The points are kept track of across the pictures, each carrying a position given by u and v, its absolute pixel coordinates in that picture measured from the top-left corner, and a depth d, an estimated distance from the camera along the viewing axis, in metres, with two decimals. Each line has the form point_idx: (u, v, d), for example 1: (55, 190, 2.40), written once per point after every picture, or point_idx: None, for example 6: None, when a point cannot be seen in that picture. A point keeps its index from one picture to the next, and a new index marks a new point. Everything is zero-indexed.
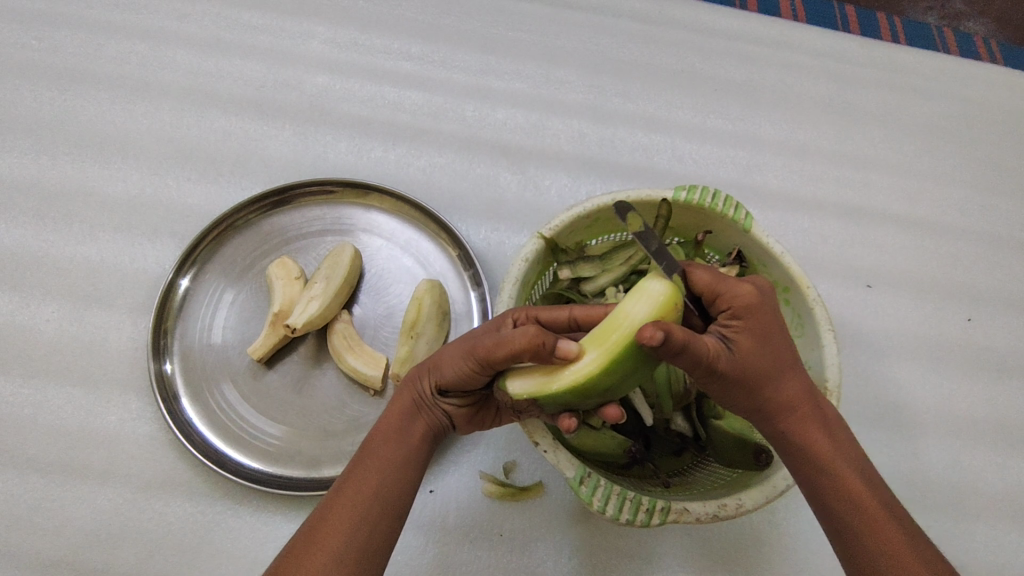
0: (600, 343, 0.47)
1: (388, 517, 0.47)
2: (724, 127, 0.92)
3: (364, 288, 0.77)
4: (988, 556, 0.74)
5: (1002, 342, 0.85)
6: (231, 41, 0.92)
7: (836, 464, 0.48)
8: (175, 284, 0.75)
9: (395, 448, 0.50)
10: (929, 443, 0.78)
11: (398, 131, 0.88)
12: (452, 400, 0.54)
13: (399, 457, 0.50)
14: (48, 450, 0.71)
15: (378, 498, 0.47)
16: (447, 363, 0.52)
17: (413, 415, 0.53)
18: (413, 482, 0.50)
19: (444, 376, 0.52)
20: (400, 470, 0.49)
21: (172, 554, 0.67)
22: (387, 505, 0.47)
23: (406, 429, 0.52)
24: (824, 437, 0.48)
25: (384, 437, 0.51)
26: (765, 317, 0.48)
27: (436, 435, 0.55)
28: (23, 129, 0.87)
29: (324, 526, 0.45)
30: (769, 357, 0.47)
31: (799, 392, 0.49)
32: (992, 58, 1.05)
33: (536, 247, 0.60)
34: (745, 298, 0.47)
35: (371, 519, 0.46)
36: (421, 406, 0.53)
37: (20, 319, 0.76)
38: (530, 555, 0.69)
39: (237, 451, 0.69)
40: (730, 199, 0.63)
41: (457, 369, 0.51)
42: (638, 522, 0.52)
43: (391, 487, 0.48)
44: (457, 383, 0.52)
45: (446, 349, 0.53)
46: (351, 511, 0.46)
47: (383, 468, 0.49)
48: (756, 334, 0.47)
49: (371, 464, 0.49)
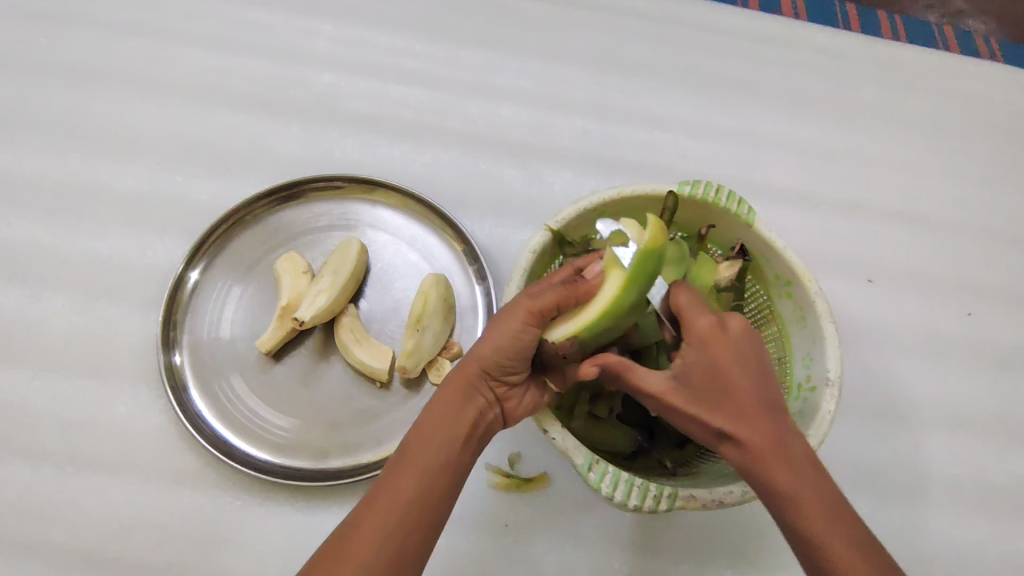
0: (612, 271, 0.53)
1: (424, 528, 0.48)
2: (726, 124, 0.93)
3: (371, 282, 0.78)
4: (984, 548, 0.75)
5: (999, 336, 0.86)
6: (238, 38, 0.93)
7: (801, 504, 0.47)
8: (184, 277, 0.76)
9: (437, 445, 0.50)
10: (927, 436, 0.79)
11: (404, 128, 0.89)
12: (501, 384, 0.54)
13: (443, 455, 0.50)
14: (58, 442, 0.72)
15: (412, 510, 0.48)
16: (497, 339, 0.52)
17: (463, 403, 0.53)
18: (451, 489, 0.50)
19: (500, 350, 0.52)
20: (437, 475, 0.49)
21: (183, 544, 0.68)
22: (423, 515, 0.48)
23: (452, 422, 0.52)
24: (792, 479, 0.47)
25: (425, 432, 0.51)
26: (724, 352, 0.50)
27: (487, 421, 0.54)
28: (31, 125, 0.88)
29: (354, 538, 0.46)
30: (720, 395, 0.49)
31: (761, 434, 0.48)
32: (991, 55, 1.05)
33: (544, 239, 0.61)
34: (704, 331, 0.51)
35: (404, 532, 0.47)
36: (470, 394, 0.53)
37: (30, 313, 0.77)
38: (536, 545, 0.69)
39: (245, 442, 0.70)
40: (733, 194, 0.64)
41: (510, 346, 0.52)
42: (646, 508, 0.53)
43: (427, 497, 0.48)
44: (511, 353, 0.52)
45: (489, 326, 0.53)
46: (385, 523, 0.47)
47: (420, 474, 0.49)
48: (709, 365, 0.50)
49: (406, 472, 0.49)
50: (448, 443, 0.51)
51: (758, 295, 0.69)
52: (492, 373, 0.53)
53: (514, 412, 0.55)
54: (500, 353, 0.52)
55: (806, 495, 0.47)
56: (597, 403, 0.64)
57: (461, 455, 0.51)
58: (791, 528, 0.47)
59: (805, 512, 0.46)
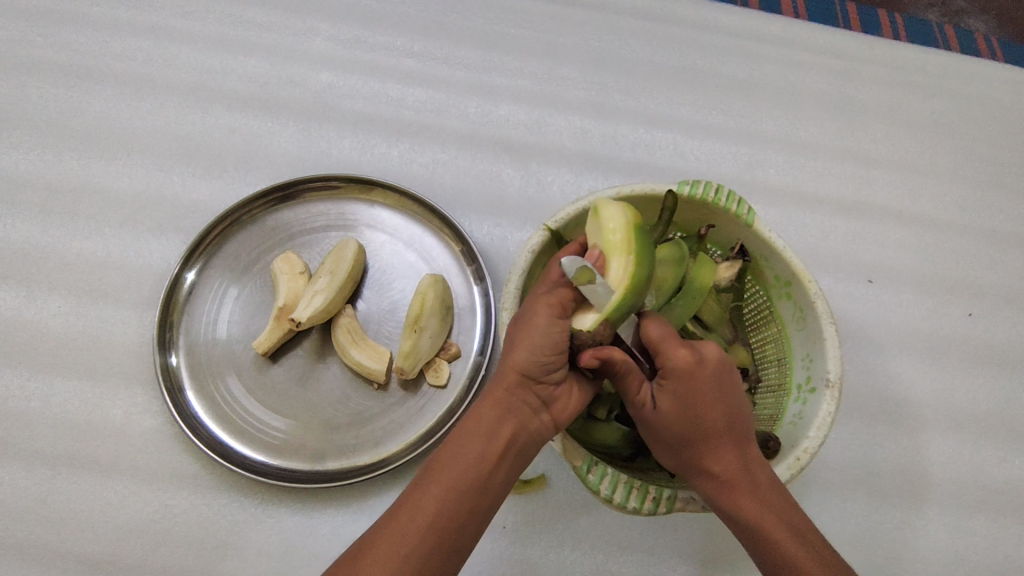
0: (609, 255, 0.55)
1: (444, 548, 0.47)
2: (726, 123, 0.93)
3: (368, 282, 0.77)
4: (984, 550, 0.74)
5: (999, 337, 0.85)
6: (236, 37, 0.93)
7: (766, 529, 0.50)
8: (181, 277, 0.76)
9: (468, 459, 0.50)
10: (927, 437, 0.79)
11: (401, 127, 0.88)
12: (546, 386, 0.52)
13: (473, 470, 0.49)
14: (54, 443, 0.71)
15: (432, 529, 0.47)
16: (532, 336, 0.52)
17: (503, 413, 0.52)
18: (478, 507, 0.49)
19: (535, 350, 0.51)
20: (465, 492, 0.49)
21: (179, 546, 0.68)
22: (445, 531, 0.47)
23: (489, 435, 0.51)
24: (756, 507, 0.51)
25: (460, 446, 0.51)
26: (694, 381, 0.52)
27: (535, 429, 0.53)
28: (27, 124, 0.87)
29: (369, 556, 0.46)
30: (691, 423, 0.52)
31: (726, 460, 0.52)
32: (992, 55, 1.05)
33: (542, 240, 0.61)
34: (677, 362, 0.52)
35: (423, 552, 0.46)
36: (512, 405, 0.52)
37: (25, 314, 0.77)
38: (534, 548, 0.69)
39: (242, 444, 0.69)
40: (732, 194, 0.63)
41: (543, 342, 0.51)
42: (645, 510, 0.54)
43: (450, 515, 0.48)
44: (547, 349, 0.51)
45: (516, 331, 0.53)
46: (403, 542, 0.47)
47: (446, 492, 0.48)
48: (683, 394, 0.52)
49: (428, 489, 0.49)
50: (481, 458, 0.50)
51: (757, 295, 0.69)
52: (532, 377, 0.52)
53: (561, 416, 0.54)
54: (536, 351, 0.51)
55: (769, 521, 0.50)
56: (596, 406, 0.63)
57: (497, 470, 0.50)
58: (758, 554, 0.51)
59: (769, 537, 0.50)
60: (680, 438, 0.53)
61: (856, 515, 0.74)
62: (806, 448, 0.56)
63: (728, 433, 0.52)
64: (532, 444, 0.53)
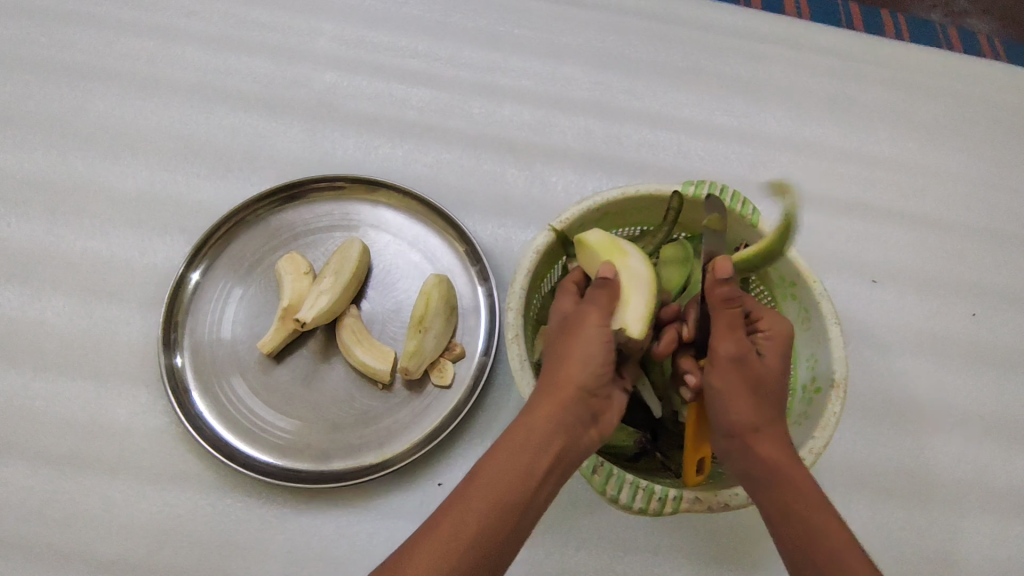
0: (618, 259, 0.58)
1: (488, 562, 0.47)
2: (729, 124, 0.93)
3: (372, 283, 0.77)
4: (987, 550, 0.74)
5: (1003, 337, 0.85)
6: (239, 38, 0.93)
7: (806, 500, 0.50)
8: (186, 277, 0.76)
9: (516, 473, 0.50)
10: (931, 436, 0.79)
11: (406, 128, 0.88)
12: (593, 399, 0.55)
13: (522, 482, 0.50)
14: (59, 443, 0.71)
15: (476, 545, 0.47)
16: (588, 346, 0.55)
17: (559, 425, 0.53)
18: (523, 521, 0.49)
19: (588, 363, 0.55)
20: (513, 502, 0.49)
21: (183, 547, 0.68)
22: (489, 542, 0.47)
23: (541, 449, 0.52)
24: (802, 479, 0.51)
25: (514, 455, 0.51)
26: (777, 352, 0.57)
27: (582, 443, 0.54)
28: (32, 124, 0.87)
29: (410, 568, 0.46)
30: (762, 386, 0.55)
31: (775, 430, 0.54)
32: (995, 55, 1.05)
33: (548, 240, 0.61)
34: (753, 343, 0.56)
35: (470, 560, 0.46)
36: (567, 418, 0.53)
37: (30, 313, 0.77)
38: (537, 548, 0.69)
39: (246, 444, 0.69)
40: (738, 194, 0.63)
41: (592, 352, 0.55)
42: (651, 510, 0.53)
43: (496, 526, 0.48)
44: (599, 359, 0.55)
45: (568, 344, 0.56)
46: (450, 553, 0.46)
47: (495, 501, 0.49)
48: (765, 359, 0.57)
49: (474, 500, 0.49)
50: (529, 472, 0.51)
51: (761, 296, 0.69)
52: (585, 389, 0.54)
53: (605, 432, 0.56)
54: (588, 363, 0.55)
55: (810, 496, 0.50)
56: None
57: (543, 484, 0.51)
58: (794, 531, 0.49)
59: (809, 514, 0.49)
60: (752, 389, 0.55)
61: (861, 515, 0.74)
62: (812, 448, 0.56)
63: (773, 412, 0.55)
64: (577, 460, 0.54)
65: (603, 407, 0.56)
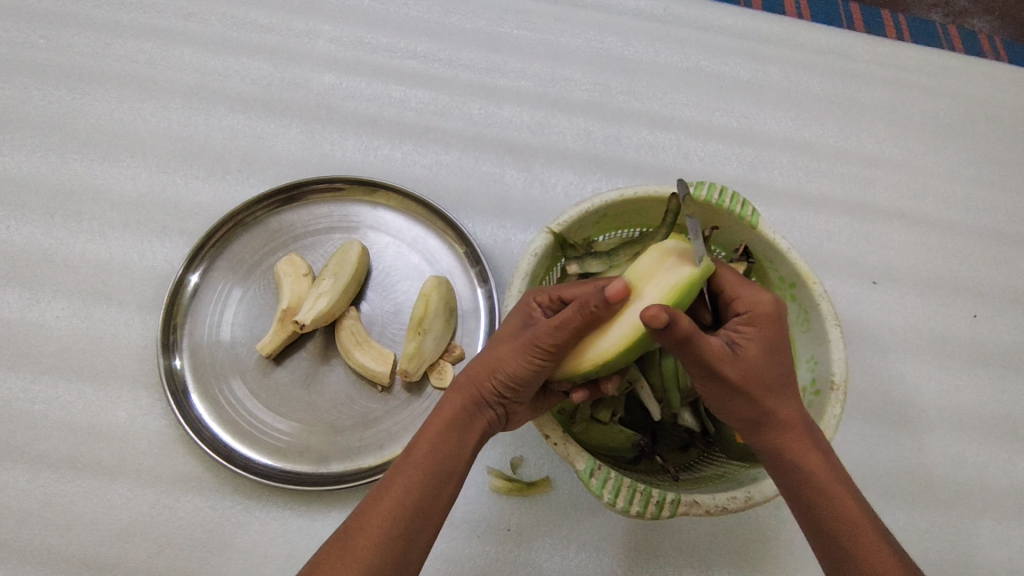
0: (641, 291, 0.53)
1: (425, 534, 0.47)
2: (729, 125, 0.93)
3: (371, 285, 0.77)
4: (988, 553, 0.74)
5: (1003, 337, 0.85)
6: (238, 39, 0.93)
7: (834, 491, 0.47)
8: (184, 278, 0.76)
9: (448, 454, 0.50)
10: (931, 438, 0.79)
11: (405, 129, 0.88)
12: (512, 400, 0.53)
13: (453, 462, 0.50)
14: (58, 446, 0.71)
15: (414, 522, 0.47)
16: (507, 356, 0.51)
17: (471, 415, 0.53)
18: (453, 496, 0.50)
19: (506, 374, 0.51)
20: (445, 480, 0.49)
21: (183, 550, 0.68)
22: (427, 517, 0.48)
23: (459, 433, 0.52)
24: (836, 480, 0.47)
25: (434, 440, 0.50)
26: (780, 332, 0.50)
27: (491, 430, 0.55)
28: (31, 126, 0.87)
29: (358, 542, 0.46)
30: (770, 368, 0.48)
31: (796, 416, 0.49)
32: (995, 55, 1.05)
33: (546, 242, 0.60)
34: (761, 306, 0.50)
35: (408, 535, 0.46)
36: (478, 408, 0.53)
37: (28, 316, 0.77)
38: (537, 550, 0.69)
39: (245, 446, 0.69)
40: (737, 195, 0.63)
41: (517, 360, 0.51)
42: (648, 514, 0.53)
43: (431, 503, 0.48)
44: (519, 374, 0.51)
45: (504, 343, 0.53)
46: (392, 527, 0.46)
47: (428, 478, 0.48)
48: (766, 340, 0.49)
49: (412, 474, 0.48)
50: (458, 454, 0.51)
51: None
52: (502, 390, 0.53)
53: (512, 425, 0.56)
54: (509, 374, 0.51)
55: (850, 499, 0.47)
56: (599, 408, 0.63)
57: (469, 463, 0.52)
58: (824, 532, 0.47)
59: (858, 528, 0.46)
60: (777, 356, 0.49)
61: None
62: None
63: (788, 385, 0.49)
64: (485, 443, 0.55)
65: (517, 406, 0.55)
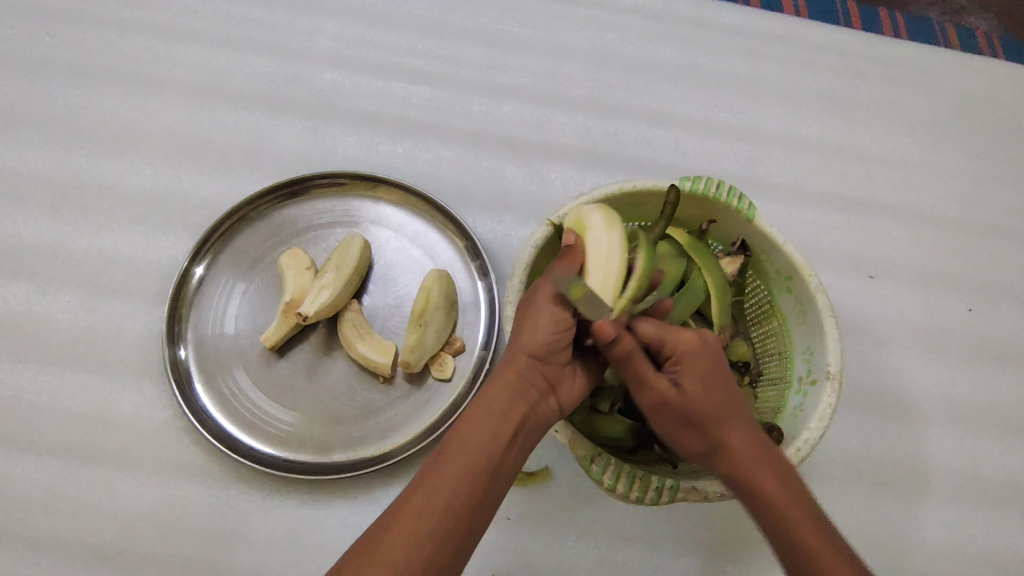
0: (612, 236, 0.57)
1: (458, 532, 0.48)
2: (727, 121, 0.94)
3: (374, 278, 0.78)
4: (982, 543, 0.75)
5: (999, 330, 0.86)
6: (242, 36, 0.94)
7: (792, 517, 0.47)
8: (189, 272, 0.77)
9: (481, 446, 0.51)
10: (927, 430, 0.79)
11: (406, 125, 0.89)
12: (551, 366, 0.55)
13: (490, 452, 0.51)
14: (65, 436, 0.72)
15: (443, 522, 0.47)
16: (534, 319, 0.54)
17: (513, 393, 0.53)
18: (489, 492, 0.50)
19: (541, 332, 0.54)
20: (478, 475, 0.50)
21: (188, 537, 0.69)
22: (457, 515, 0.48)
23: (496, 417, 0.52)
24: (797, 507, 0.47)
25: (466, 433, 0.51)
26: (712, 367, 0.51)
27: (544, 408, 0.55)
28: (37, 122, 0.88)
29: (383, 542, 0.46)
30: (709, 403, 0.50)
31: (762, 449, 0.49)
32: (992, 53, 1.05)
33: (546, 234, 0.61)
34: (689, 346, 0.52)
35: (438, 535, 0.47)
36: (518, 387, 0.54)
37: (33, 309, 0.78)
38: (537, 538, 0.70)
39: (249, 436, 0.70)
40: (734, 189, 0.64)
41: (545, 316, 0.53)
42: (648, 499, 0.54)
43: (463, 501, 0.49)
44: (551, 328, 0.54)
45: (521, 318, 0.55)
46: (420, 529, 0.47)
47: (458, 476, 0.49)
48: (699, 374, 0.51)
49: (441, 474, 0.49)
50: (494, 442, 0.51)
51: (759, 290, 0.69)
52: (542, 358, 0.54)
53: (564, 400, 0.56)
54: (541, 333, 0.54)
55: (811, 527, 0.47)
56: (600, 398, 0.64)
57: (510, 448, 0.52)
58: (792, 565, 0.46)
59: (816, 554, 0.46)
60: (717, 389, 0.50)
61: (858, 506, 0.75)
62: (806, 440, 0.57)
63: (745, 416, 0.50)
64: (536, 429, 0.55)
65: (558, 373, 0.56)
